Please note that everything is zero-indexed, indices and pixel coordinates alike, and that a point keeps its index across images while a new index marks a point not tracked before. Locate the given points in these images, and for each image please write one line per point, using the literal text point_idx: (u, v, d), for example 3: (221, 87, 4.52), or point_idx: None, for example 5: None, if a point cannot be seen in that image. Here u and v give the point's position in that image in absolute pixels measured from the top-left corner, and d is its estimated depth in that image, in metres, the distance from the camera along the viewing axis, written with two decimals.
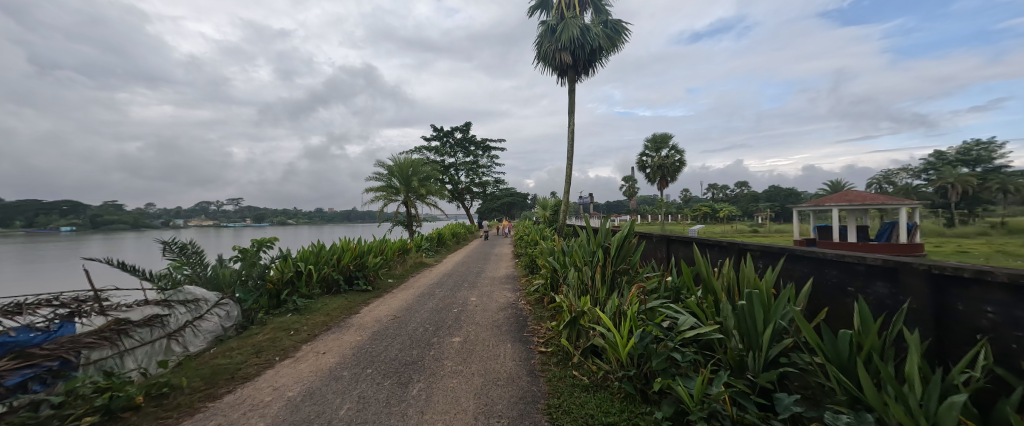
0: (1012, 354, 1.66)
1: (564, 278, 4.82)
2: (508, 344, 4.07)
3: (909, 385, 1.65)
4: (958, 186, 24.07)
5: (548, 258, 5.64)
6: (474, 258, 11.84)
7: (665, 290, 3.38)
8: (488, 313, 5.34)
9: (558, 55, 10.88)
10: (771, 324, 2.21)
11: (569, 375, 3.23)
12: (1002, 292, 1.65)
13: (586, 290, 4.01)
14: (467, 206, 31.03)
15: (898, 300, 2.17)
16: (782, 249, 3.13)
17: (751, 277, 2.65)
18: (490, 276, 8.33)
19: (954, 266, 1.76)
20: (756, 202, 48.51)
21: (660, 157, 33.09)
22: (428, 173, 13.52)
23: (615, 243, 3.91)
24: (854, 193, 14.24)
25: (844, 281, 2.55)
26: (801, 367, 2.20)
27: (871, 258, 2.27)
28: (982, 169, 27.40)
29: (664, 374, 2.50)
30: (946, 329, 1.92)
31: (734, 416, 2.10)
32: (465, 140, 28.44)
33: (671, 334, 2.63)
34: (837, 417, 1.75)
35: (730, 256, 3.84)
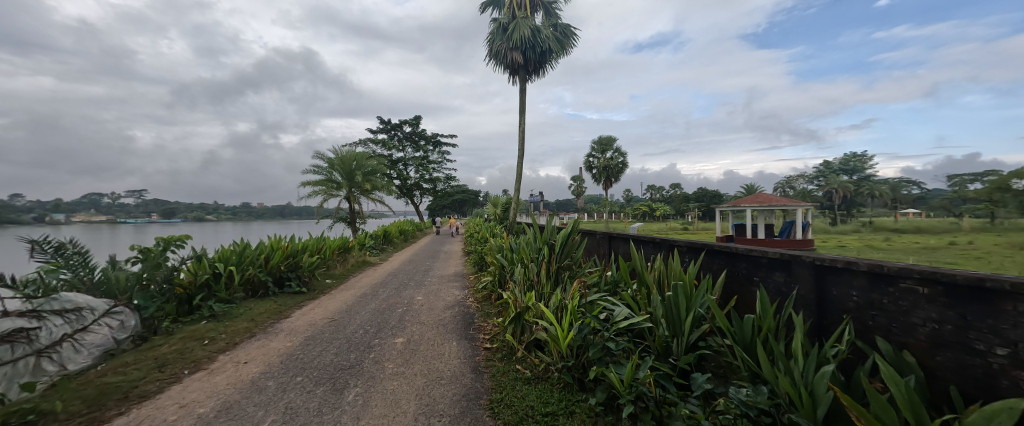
0: (869, 329, 2.02)
1: (511, 275, 4.87)
2: (453, 342, 4.01)
3: (795, 360, 1.92)
4: (841, 191, 28.47)
5: (496, 255, 5.66)
6: (423, 256, 11.58)
7: (604, 284, 3.57)
8: (434, 312, 5.20)
9: (509, 54, 10.98)
10: (692, 312, 2.44)
11: (513, 369, 3.28)
12: (864, 279, 2.01)
13: (529, 284, 4.08)
14: (414, 203, 30.07)
15: (790, 288, 2.51)
16: (703, 245, 3.46)
17: (677, 270, 2.90)
18: (438, 275, 8.18)
19: (831, 257, 2.10)
20: (685, 202, 53.14)
21: (605, 159, 34.87)
22: (374, 168, 12.88)
23: (560, 240, 4.06)
24: (764, 196, 16.20)
25: (751, 272, 2.89)
26: (715, 350, 2.45)
27: (771, 252, 2.61)
28: (857, 177, 32.68)
29: (598, 362, 2.63)
30: (824, 311, 2.26)
31: (658, 397, 2.26)
32: (415, 134, 27.45)
33: (606, 325, 2.80)
34: (740, 391, 1.99)
35: (661, 251, 4.16)
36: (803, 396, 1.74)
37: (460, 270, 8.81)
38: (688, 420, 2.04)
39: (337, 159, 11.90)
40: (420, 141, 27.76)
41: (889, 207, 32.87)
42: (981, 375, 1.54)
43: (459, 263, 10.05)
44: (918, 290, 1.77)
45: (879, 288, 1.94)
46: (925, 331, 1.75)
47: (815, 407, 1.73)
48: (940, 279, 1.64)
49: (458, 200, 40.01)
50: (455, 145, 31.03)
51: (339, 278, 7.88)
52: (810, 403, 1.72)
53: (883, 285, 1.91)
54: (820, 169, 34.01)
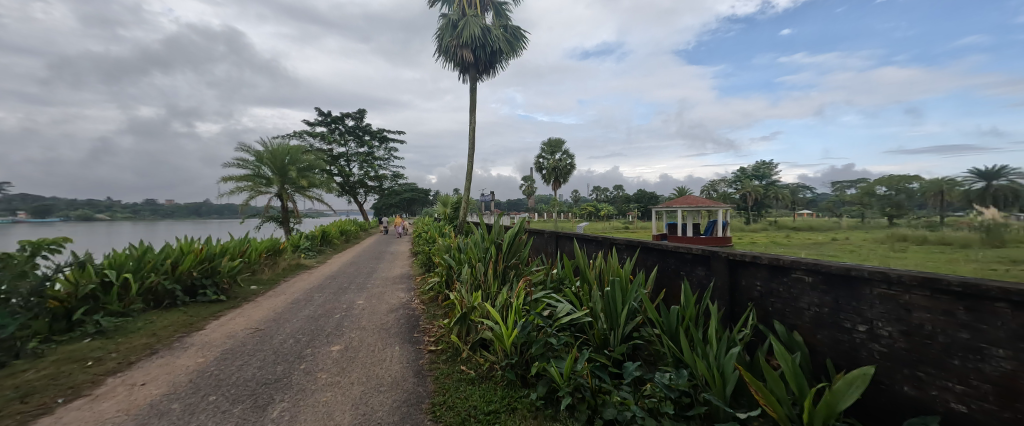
0: (768, 313, 2.60)
1: (458, 275, 4.83)
2: (395, 346, 3.89)
3: (711, 344, 2.17)
4: (754, 194, 32.12)
5: (444, 256, 5.57)
6: (365, 257, 11.04)
7: (550, 282, 3.69)
8: (376, 316, 4.99)
9: (459, 51, 10.87)
10: (627, 305, 2.63)
11: (457, 370, 3.27)
12: (766, 271, 2.58)
13: (475, 284, 4.08)
14: (355, 201, 28.47)
15: (707, 279, 3.02)
16: (639, 242, 3.76)
17: (615, 266, 3.12)
18: (383, 277, 7.85)
19: (747, 254, 2.61)
20: (625, 203, 56.40)
21: (554, 160, 35.91)
22: (311, 164, 12.02)
23: (507, 240, 4.14)
24: (692, 197, 17.79)
25: (678, 266, 3.29)
26: (647, 339, 2.67)
27: (693, 248, 3.09)
28: (766, 182, 37.16)
29: (540, 358, 2.72)
30: (734, 299, 2.81)
31: (594, 387, 2.40)
32: (358, 129, 26.00)
33: (549, 321, 2.91)
34: (665, 376, 2.18)
35: (602, 249, 4.41)
36: (717, 376, 1.98)
37: (406, 271, 8.54)
38: (620, 406, 2.21)
39: (267, 153, 10.91)
40: (363, 135, 26.35)
41: (791, 208, 37.76)
42: (847, 348, 2.16)
43: (406, 264, 9.74)
44: (805, 279, 2.35)
45: (776, 278, 2.52)
46: (808, 313, 2.35)
47: (725, 385, 1.98)
48: (821, 270, 2.22)
49: (403, 199, 38.63)
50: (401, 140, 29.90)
51: (267, 284, 7.21)
52: (721, 383, 1.98)
53: (780, 276, 2.48)
54: (739, 174, 37.98)
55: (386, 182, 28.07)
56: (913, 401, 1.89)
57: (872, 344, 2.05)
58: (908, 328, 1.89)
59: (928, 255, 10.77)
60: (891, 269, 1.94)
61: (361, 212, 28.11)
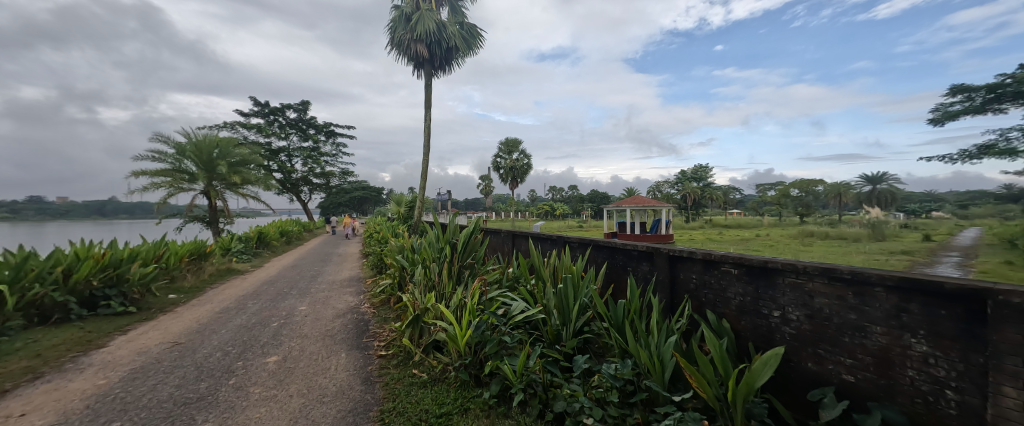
0: (701, 304, 2.89)
1: (411, 276, 4.77)
2: (342, 353, 3.78)
3: (653, 335, 2.38)
4: (694, 194, 34.66)
5: (397, 257, 5.48)
6: (309, 260, 10.46)
7: (505, 280, 3.79)
8: (321, 323, 4.80)
9: (413, 45, 10.66)
10: (578, 302, 2.81)
11: (409, 375, 3.25)
12: (700, 265, 2.87)
13: (428, 285, 4.06)
14: (300, 200, 26.81)
15: (650, 274, 3.30)
16: (591, 241, 3.99)
17: (568, 264, 3.29)
18: (329, 280, 7.51)
19: (686, 250, 2.90)
20: (580, 203, 58.25)
21: (511, 160, 36.27)
22: (244, 158, 11.12)
23: (462, 239, 4.20)
24: (639, 197, 18.84)
25: (627, 262, 3.56)
26: (596, 333, 2.86)
27: (639, 245, 3.36)
28: (704, 183, 40.28)
29: (494, 356, 2.79)
30: (674, 291, 3.09)
31: (546, 381, 2.52)
32: (302, 122, 24.48)
33: (504, 319, 3.00)
34: (612, 367, 2.36)
35: (557, 247, 4.59)
36: (657, 363, 2.19)
37: (356, 274, 8.24)
38: (569, 398, 2.34)
39: (190, 145, 9.94)
40: (309, 129, 24.89)
41: (726, 208, 41.25)
42: (764, 332, 2.46)
43: (356, 266, 9.37)
44: (731, 272, 2.66)
45: (707, 271, 2.82)
46: (735, 302, 2.65)
47: (663, 371, 2.19)
48: (744, 263, 2.54)
49: (354, 198, 37.02)
50: (352, 136, 28.64)
51: (189, 292, 6.58)
52: (661, 369, 2.18)
53: (712, 269, 2.78)
54: (682, 176, 40.62)
55: (335, 179, 26.73)
56: (815, 375, 2.21)
57: (783, 327, 2.36)
58: (811, 311, 2.21)
59: (836, 248, 12.24)
60: (799, 261, 2.26)
61: (307, 211, 26.54)
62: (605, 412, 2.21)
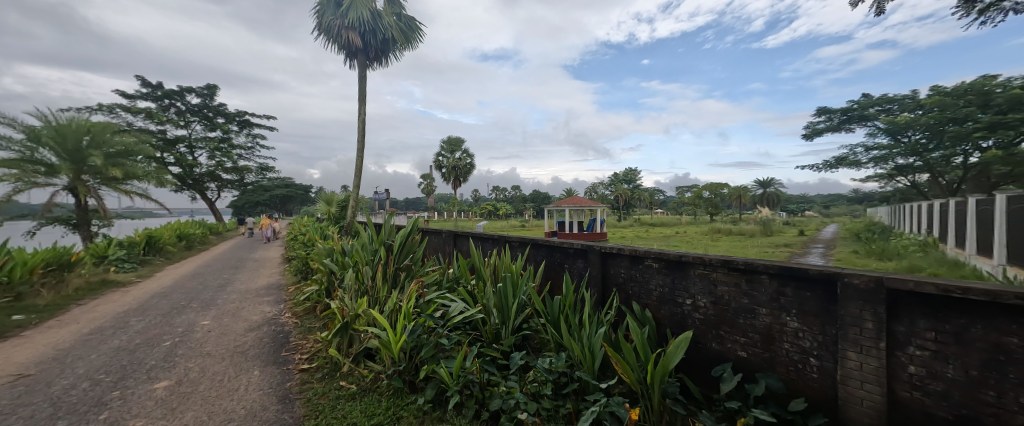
0: (626, 296, 3.18)
1: (340, 281, 4.47)
2: (255, 371, 3.29)
3: (584, 328, 2.57)
4: (625, 195, 37.18)
5: (324, 261, 5.12)
6: (216, 267, 9.27)
7: (445, 282, 3.80)
8: (229, 338, 4.17)
9: (345, 33, 10.10)
10: (517, 299, 2.94)
11: (335, 387, 2.97)
12: (627, 260, 3.16)
13: (359, 289, 3.85)
14: (207, 198, 23.74)
15: (585, 270, 3.54)
16: (531, 240, 4.16)
17: (507, 263, 3.41)
18: (240, 291, 6.69)
19: (618, 248, 3.15)
20: (523, 203, 59.32)
21: (453, 159, 35.89)
22: (126, 148, 9.78)
23: (400, 240, 4.10)
24: (576, 198, 19.68)
25: (564, 260, 3.78)
26: (535, 330, 3.02)
27: (574, 244, 3.59)
28: (633, 185, 43.44)
29: (430, 361, 2.73)
30: (604, 285, 3.35)
31: (483, 381, 2.56)
32: (206, 108, 21.78)
33: (442, 322, 3.00)
34: (547, 362, 2.52)
35: (497, 247, 4.70)
36: (587, 354, 2.39)
37: (275, 282, 7.46)
38: (506, 395, 2.40)
39: (48, 130, 8.38)
40: (218, 118, 22.27)
41: (652, 208, 44.93)
42: (678, 318, 2.79)
43: (275, 273, 8.53)
44: (652, 266, 2.96)
45: (633, 266, 3.12)
46: (655, 293, 2.94)
47: (592, 360, 2.39)
48: (663, 258, 2.85)
49: (275, 197, 33.72)
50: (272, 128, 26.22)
51: (43, 312, 5.30)
52: (591, 359, 2.38)
53: (637, 264, 3.06)
54: (613, 179, 43.62)
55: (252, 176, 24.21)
56: (717, 353, 2.56)
57: (693, 313, 2.69)
58: (715, 298, 2.55)
59: (735, 243, 13.97)
60: (706, 255, 2.60)
61: (217, 211, 23.60)
62: (540, 405, 2.32)
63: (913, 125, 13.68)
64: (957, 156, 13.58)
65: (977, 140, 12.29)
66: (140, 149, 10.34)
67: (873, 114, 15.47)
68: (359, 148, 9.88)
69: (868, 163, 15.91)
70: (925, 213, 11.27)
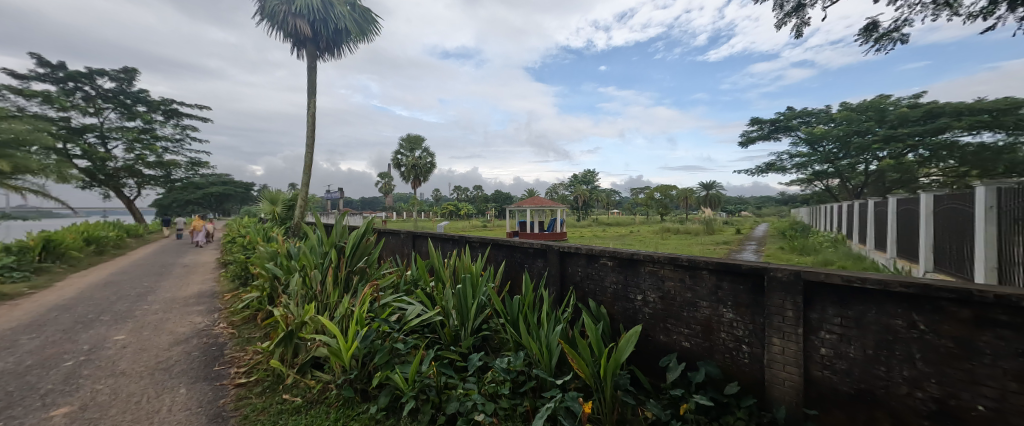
0: (582, 294, 3.31)
1: (285, 287, 4.15)
2: (180, 389, 2.86)
3: (542, 327, 2.66)
4: (585, 196, 38.23)
5: (266, 265, 4.73)
6: (135, 274, 8.23)
7: (401, 285, 3.73)
8: (148, 354, 3.57)
9: (292, 20, 9.49)
10: (476, 300, 2.97)
11: (277, 401, 2.71)
12: (584, 259, 3.29)
13: (306, 295, 3.68)
14: (125, 196, 21.34)
15: (544, 269, 3.64)
16: (492, 240, 4.20)
17: (467, 263, 3.42)
18: (165, 299, 5.90)
19: (575, 247, 3.27)
20: (486, 203, 59.19)
21: (413, 157, 35.05)
22: (16, 136, 8.23)
23: (352, 242, 3.80)
24: (537, 199, 19.86)
25: (524, 259, 3.86)
26: (495, 330, 3.08)
27: (534, 244, 3.68)
28: (593, 186, 44.79)
29: (384, 367, 2.65)
30: (563, 284, 3.46)
31: (439, 384, 2.53)
32: (123, 95, 19.52)
33: (398, 326, 2.94)
34: (506, 361, 2.58)
35: (458, 247, 4.68)
36: (543, 351, 2.49)
37: (210, 289, 6.63)
38: (462, 398, 2.40)
39: None
40: (138, 106, 20.08)
41: (610, 208, 46.60)
42: (629, 313, 2.95)
43: (208, 279, 7.73)
44: (607, 263, 3.11)
45: (589, 264, 3.25)
46: (610, 289, 3.09)
47: (549, 357, 2.48)
48: (617, 256, 3.00)
49: (210, 195, 30.90)
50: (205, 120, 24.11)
51: None
52: (547, 357, 2.47)
53: (593, 262, 3.20)
54: (573, 179, 44.78)
55: (181, 172, 22.03)
56: (665, 344, 2.74)
57: (644, 308, 2.86)
58: (662, 294, 2.73)
59: (684, 241, 14.85)
60: (655, 253, 2.77)
61: (139, 211, 21.16)
62: (497, 405, 2.36)
63: (825, 136, 15.33)
64: (859, 163, 15.25)
65: (875, 151, 14.29)
66: (34, 138, 8.97)
67: (795, 124, 17.24)
68: (309, 144, 9.35)
69: (792, 169, 17.61)
70: (836, 213, 12.65)
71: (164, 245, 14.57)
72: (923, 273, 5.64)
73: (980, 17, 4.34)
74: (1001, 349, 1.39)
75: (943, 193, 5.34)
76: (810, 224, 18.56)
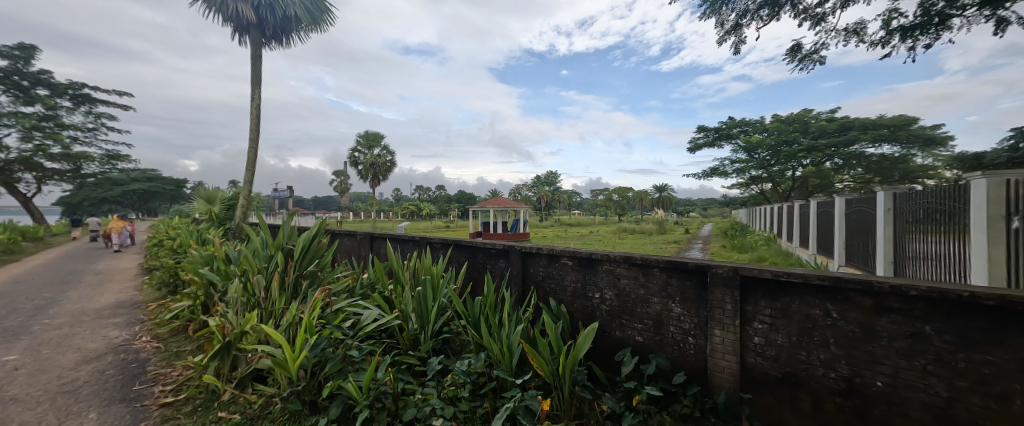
0: (543, 293, 3.40)
1: (222, 294, 3.72)
2: (91, 413, 2.40)
3: (503, 327, 2.70)
4: (547, 197, 38.92)
5: (199, 270, 4.21)
6: (34, 284, 7.10)
7: (357, 289, 3.62)
8: (47, 376, 2.97)
9: (233, 4, 8.46)
10: (437, 302, 2.97)
11: (211, 420, 2.41)
12: (544, 259, 3.38)
13: (248, 303, 3.27)
14: (21, 193, 18.63)
15: (506, 269, 3.69)
16: (454, 240, 4.19)
17: (428, 265, 3.40)
18: (71, 312, 5.09)
19: (539, 247, 3.34)
20: (448, 203, 58.51)
21: (371, 155, 33.96)
22: None
23: (301, 244, 3.60)
24: (498, 199, 19.86)
25: (486, 260, 3.89)
26: (456, 332, 3.09)
27: (497, 245, 3.72)
28: (555, 187, 45.70)
29: (337, 375, 2.50)
30: (524, 283, 3.53)
31: (396, 391, 2.46)
32: (21, 76, 17.26)
33: (352, 332, 2.85)
34: (468, 363, 2.60)
35: (419, 248, 4.62)
36: (504, 352, 2.52)
37: (130, 299, 5.82)
38: (421, 403, 2.36)
39: None
40: (37, 89, 17.69)
41: (571, 209, 47.84)
42: (587, 311, 3.08)
43: (128, 288, 6.86)
44: (567, 263, 3.22)
45: (549, 264, 3.35)
46: (570, 288, 3.19)
47: (510, 357, 2.52)
48: (577, 256, 3.11)
49: (131, 192, 27.67)
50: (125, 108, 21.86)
51: None
52: (509, 357, 2.52)
53: (554, 262, 3.29)
54: (536, 180, 45.38)
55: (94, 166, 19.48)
56: (619, 340, 2.88)
57: (601, 305, 2.98)
58: (617, 292, 2.87)
59: (639, 241, 15.40)
60: (612, 253, 2.91)
61: (37, 210, 18.57)
62: (457, 408, 2.36)
63: (760, 146, 16.46)
64: (788, 170, 16.72)
65: (800, 160, 15.61)
66: None
67: (735, 133, 18.58)
68: (252, 139, 8.71)
69: (733, 173, 18.95)
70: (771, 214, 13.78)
71: (74, 249, 12.82)
72: (838, 267, 6.35)
73: (878, 46, 4.97)
74: (895, 331, 1.62)
75: (851, 197, 6.03)
76: (749, 224, 20.19)
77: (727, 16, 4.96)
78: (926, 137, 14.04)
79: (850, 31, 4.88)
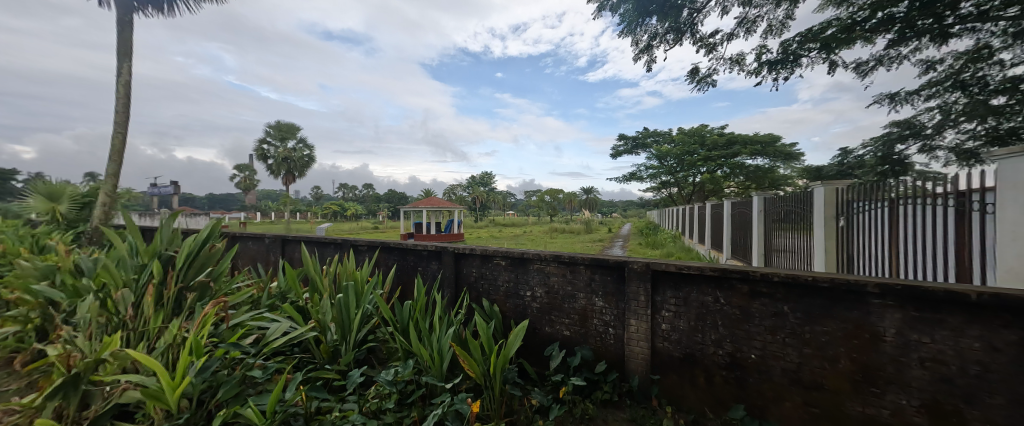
0: (474, 294, 3.45)
1: (68, 316, 2.88)
2: None
3: (433, 331, 2.69)
4: (480, 197, 39.13)
5: (29, 287, 3.15)
6: None
7: (264, 300, 3.32)
8: None
9: None
10: (361, 310, 2.87)
11: None
12: (478, 260, 3.44)
13: (108, 324, 2.66)
14: None
15: (438, 271, 3.67)
16: (381, 243, 4.07)
17: (351, 270, 3.26)
18: None
19: (474, 248, 3.38)
20: (377, 203, 55.69)
21: (285, 149, 30.99)
22: None
23: (188, 249, 3.12)
24: (431, 199, 19.34)
25: (417, 263, 3.84)
26: (381, 340, 3.01)
27: (429, 247, 3.69)
28: (489, 188, 46.05)
29: (233, 402, 2.21)
30: (458, 283, 3.56)
31: (306, 411, 2.27)
32: None
33: (256, 349, 2.63)
34: (392, 372, 2.56)
35: (341, 252, 4.38)
36: (432, 358, 2.51)
37: None
38: (338, 421, 2.24)
39: None
40: None
41: (504, 209, 48.66)
42: (515, 311, 3.21)
43: None
44: (500, 263, 3.31)
45: (481, 264, 3.42)
46: (503, 288, 3.29)
47: (438, 362, 2.52)
48: (508, 256, 3.22)
49: None
50: None
51: None
52: (438, 362, 2.52)
53: (487, 262, 3.37)
54: (469, 181, 45.30)
55: None
56: (548, 335, 3.04)
57: (532, 303, 3.12)
58: (546, 290, 3.04)
59: (566, 240, 16.01)
60: (541, 253, 3.06)
61: None
62: (381, 421, 2.31)
63: (668, 154, 18.42)
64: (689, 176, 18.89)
65: (699, 168, 17.71)
66: None
67: (649, 142, 20.49)
68: (121, 124, 7.30)
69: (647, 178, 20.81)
70: (677, 215, 15.39)
71: None
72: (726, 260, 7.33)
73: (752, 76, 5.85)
74: (764, 311, 1.97)
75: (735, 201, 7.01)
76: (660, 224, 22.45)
77: (640, 37, 5.48)
78: (787, 153, 17.14)
79: (732, 61, 5.68)
